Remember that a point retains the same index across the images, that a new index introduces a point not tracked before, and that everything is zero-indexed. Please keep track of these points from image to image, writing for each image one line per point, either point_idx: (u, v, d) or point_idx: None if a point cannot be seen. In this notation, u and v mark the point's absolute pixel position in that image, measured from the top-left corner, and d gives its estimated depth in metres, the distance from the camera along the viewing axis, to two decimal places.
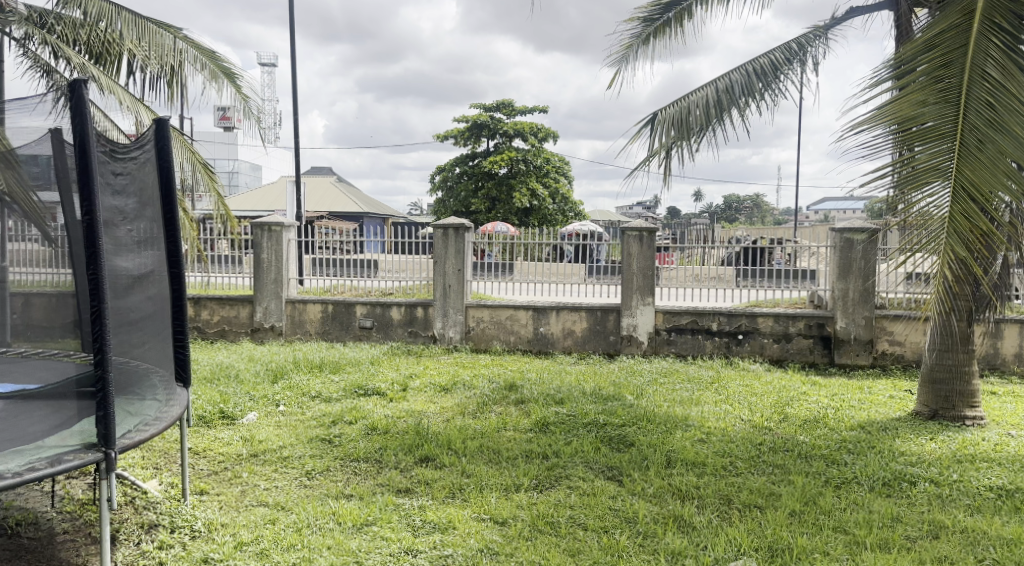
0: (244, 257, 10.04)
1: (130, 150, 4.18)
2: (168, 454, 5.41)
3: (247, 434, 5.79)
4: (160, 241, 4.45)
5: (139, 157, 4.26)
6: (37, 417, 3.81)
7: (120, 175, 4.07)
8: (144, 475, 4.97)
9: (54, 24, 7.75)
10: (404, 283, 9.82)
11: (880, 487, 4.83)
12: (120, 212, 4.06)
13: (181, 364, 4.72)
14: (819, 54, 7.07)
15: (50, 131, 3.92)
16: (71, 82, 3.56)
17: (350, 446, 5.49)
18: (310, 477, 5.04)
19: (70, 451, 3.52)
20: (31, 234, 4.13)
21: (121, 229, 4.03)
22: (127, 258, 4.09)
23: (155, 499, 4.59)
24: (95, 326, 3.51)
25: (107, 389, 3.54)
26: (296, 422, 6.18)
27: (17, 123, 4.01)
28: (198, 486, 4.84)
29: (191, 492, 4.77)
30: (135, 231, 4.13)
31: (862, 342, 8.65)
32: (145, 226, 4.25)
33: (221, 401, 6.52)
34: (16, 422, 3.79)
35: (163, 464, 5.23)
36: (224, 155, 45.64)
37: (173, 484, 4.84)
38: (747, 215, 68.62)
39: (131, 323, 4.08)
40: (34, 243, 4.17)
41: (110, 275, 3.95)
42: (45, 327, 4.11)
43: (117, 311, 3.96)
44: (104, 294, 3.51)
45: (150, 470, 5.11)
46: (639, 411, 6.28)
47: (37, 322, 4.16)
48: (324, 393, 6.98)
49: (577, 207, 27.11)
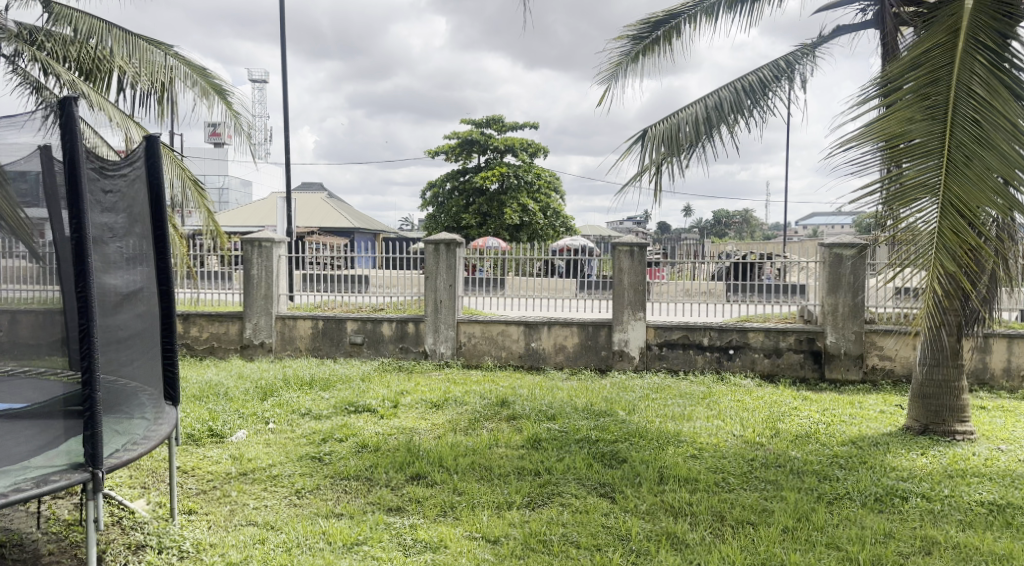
0: (234, 273, 10.01)
1: (120, 167, 4.17)
2: (156, 473, 5.35)
3: (236, 452, 5.73)
4: (149, 257, 4.42)
5: (128, 174, 4.24)
6: (23, 438, 3.73)
7: (110, 192, 4.05)
8: (131, 495, 4.91)
9: (44, 41, 7.76)
10: (396, 298, 9.84)
11: (873, 503, 4.83)
12: (109, 229, 4.03)
13: (170, 382, 4.67)
14: (807, 71, 7.15)
15: (39, 148, 3.92)
16: (60, 100, 3.55)
17: (340, 464, 5.45)
18: (300, 496, 4.99)
19: (56, 472, 3.48)
20: (18, 251, 4.10)
21: (109, 246, 4.01)
22: (116, 275, 4.07)
23: (142, 519, 4.53)
24: (83, 343, 3.48)
25: (95, 407, 3.51)
26: (286, 439, 6.13)
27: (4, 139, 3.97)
28: (186, 506, 4.78)
29: (179, 512, 4.72)
30: (124, 248, 4.11)
31: (852, 357, 8.68)
32: (135, 242, 4.22)
33: (210, 419, 6.47)
34: (1, 441, 3.71)
35: (151, 483, 5.17)
36: (215, 172, 45.60)
37: (161, 504, 4.79)
38: (737, 229, 68.96)
39: (119, 341, 4.06)
40: (21, 260, 4.13)
41: (99, 293, 3.93)
42: (31, 346, 4.04)
43: (104, 329, 3.93)
44: (92, 312, 3.49)
45: (137, 489, 5.05)
46: (631, 428, 6.26)
47: (23, 340, 4.06)
48: (314, 410, 6.93)
49: (568, 222, 27.18)
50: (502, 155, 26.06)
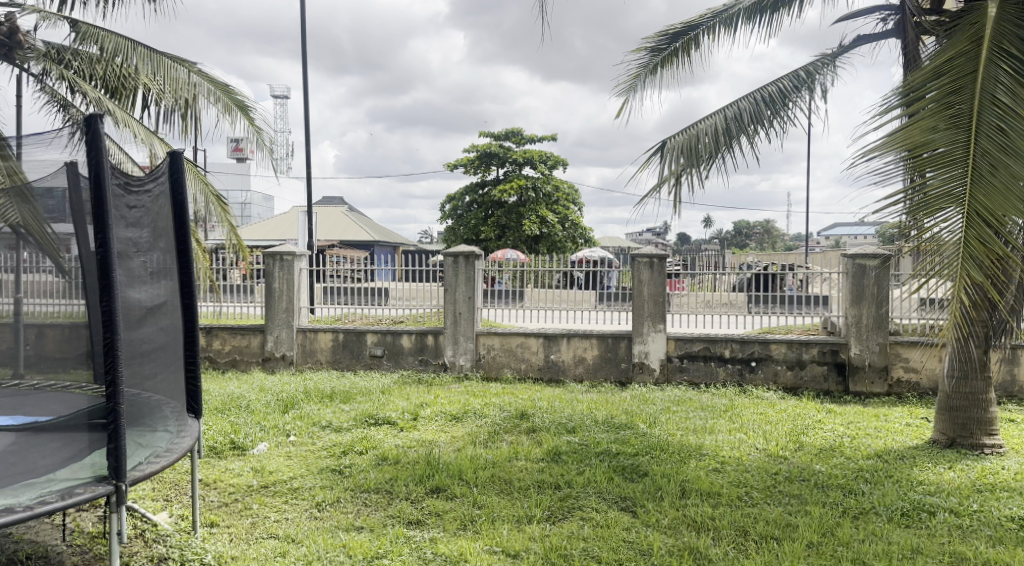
0: (256, 286, 10.10)
1: (145, 183, 4.23)
2: (179, 485, 5.39)
3: (258, 464, 5.76)
4: (173, 271, 4.48)
5: (153, 189, 4.31)
6: (48, 451, 3.80)
7: (135, 208, 4.12)
8: (154, 507, 4.96)
9: (71, 59, 7.88)
10: (416, 310, 9.86)
11: (899, 517, 4.75)
12: (134, 244, 4.09)
13: (192, 395, 4.71)
14: (827, 81, 7.11)
15: (67, 164, 3.98)
16: (87, 118, 3.61)
17: (361, 477, 5.44)
18: (320, 508, 5.00)
19: (82, 484, 3.51)
20: (44, 266, 4.13)
21: (134, 261, 4.07)
22: (141, 289, 4.12)
23: (165, 532, 4.56)
24: (107, 357, 3.53)
25: (118, 421, 3.54)
26: (307, 452, 6.15)
27: (32, 157, 4.08)
28: (208, 518, 4.81)
29: (201, 525, 4.74)
30: (148, 262, 4.18)
31: (877, 369, 8.57)
32: (158, 257, 4.28)
33: (232, 432, 6.51)
34: (27, 454, 3.78)
35: (173, 495, 5.21)
36: (238, 186, 46.19)
37: (183, 517, 4.82)
38: (758, 240, 68.50)
39: (142, 354, 4.10)
40: (47, 274, 4.17)
41: (123, 307, 3.97)
42: (56, 359, 4.17)
43: (129, 342, 3.97)
44: (117, 326, 3.54)
45: (160, 501, 5.10)
46: (652, 441, 6.22)
47: (49, 353, 4.19)
48: (335, 422, 6.95)
49: (587, 234, 27.15)
50: (521, 168, 26.14)
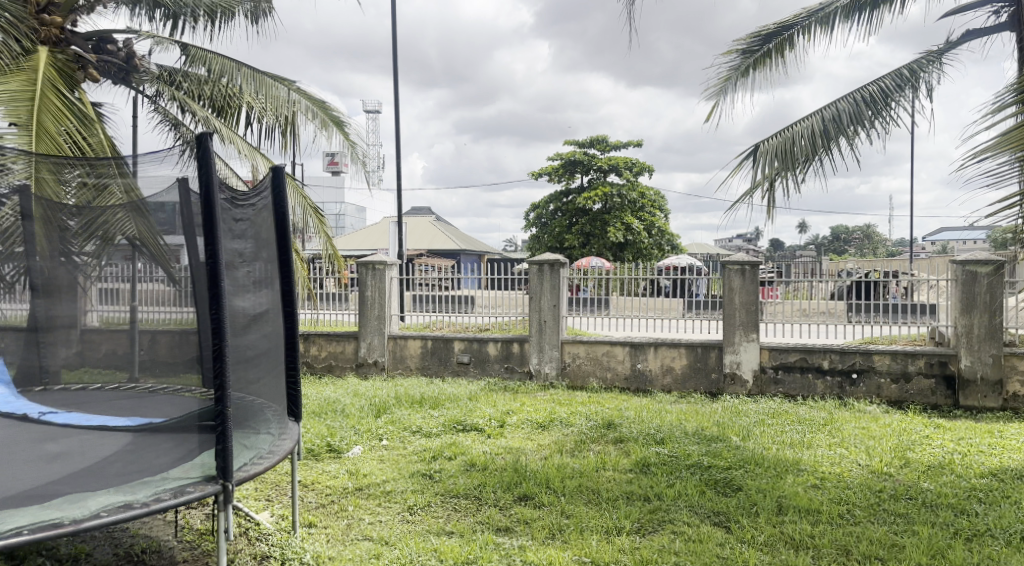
0: (350, 294, 10.42)
1: (250, 197, 4.45)
2: (279, 486, 5.62)
3: (353, 467, 5.93)
4: (274, 281, 4.67)
5: (257, 203, 4.52)
6: (162, 450, 4.02)
7: (241, 221, 4.32)
8: (257, 507, 5.19)
9: (182, 81, 8.41)
10: (501, 318, 9.96)
11: (1019, 542, 4.42)
12: (240, 254, 4.29)
13: (293, 399, 4.92)
14: (933, 79, 6.75)
15: (179, 181, 4.31)
16: (198, 135, 3.84)
17: (450, 482, 5.51)
18: (412, 512, 5.09)
19: (192, 483, 3.73)
20: (157, 275, 4.36)
21: (240, 270, 4.26)
22: (246, 297, 4.31)
23: (267, 531, 4.75)
24: (215, 363, 3.72)
25: (225, 422, 3.73)
26: (398, 456, 6.30)
27: (147, 173, 4.36)
28: (307, 519, 4.98)
29: (300, 525, 4.91)
30: (252, 272, 4.37)
31: (990, 383, 8.04)
32: (261, 267, 4.48)
33: (329, 435, 6.74)
34: (144, 453, 4.01)
35: (274, 496, 5.44)
36: (332, 198, 47.87)
37: (283, 517, 5.01)
38: (856, 245, 65.47)
39: (248, 360, 4.29)
40: (157, 283, 4.37)
41: (230, 315, 4.15)
42: (168, 364, 4.31)
43: (236, 348, 4.17)
44: (225, 332, 3.72)
45: (262, 501, 5.33)
46: (746, 454, 6.03)
47: (161, 359, 4.33)
48: (425, 428, 7.08)
49: (673, 241, 26.65)
50: (606, 175, 25.99)
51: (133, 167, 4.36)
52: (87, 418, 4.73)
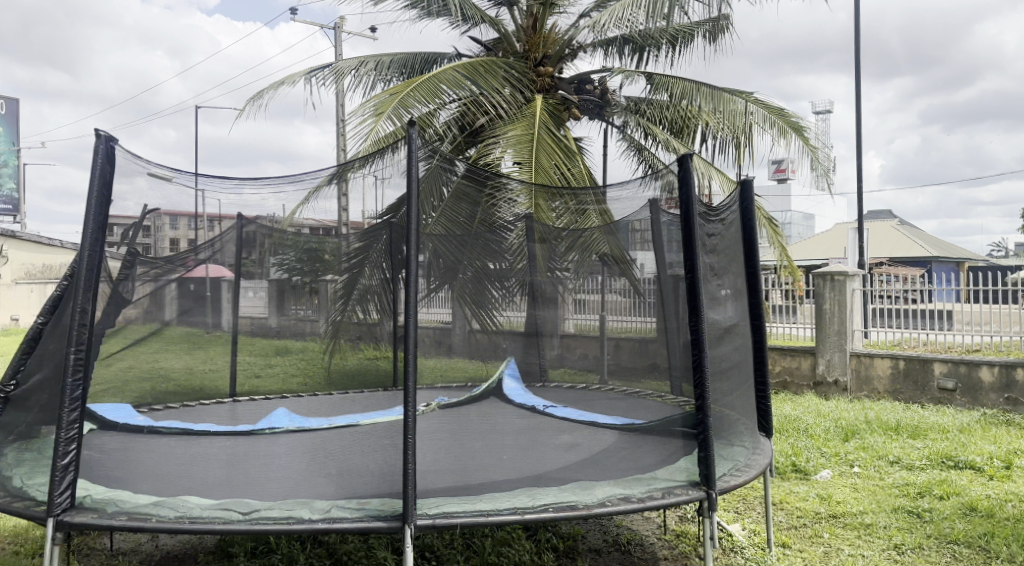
0: (805, 306, 8.32)
1: (722, 211, 3.99)
2: (747, 499, 4.84)
3: (825, 489, 4.85)
4: (742, 292, 4.13)
5: (728, 217, 4.07)
6: (647, 449, 3.56)
7: (715, 237, 3.83)
8: (727, 517, 4.49)
9: None
10: (995, 337, 7.19)
11: None
12: (713, 270, 3.76)
13: (762, 413, 4.44)
14: None
15: (650, 201, 3.69)
16: (680, 157, 3.44)
17: (947, 525, 4.16)
18: (903, 552, 3.93)
19: (679, 486, 3.22)
20: (616, 285, 3.91)
21: (715, 285, 3.74)
22: (720, 310, 3.77)
23: (738, 545, 4.07)
24: (695, 373, 3.29)
25: (707, 430, 3.24)
26: (875, 485, 4.96)
27: (621, 203, 3.81)
28: (780, 539, 4.15)
29: (773, 545, 4.10)
30: (724, 285, 3.83)
31: None
32: (731, 279, 3.95)
33: (793, 452, 5.63)
34: (631, 450, 3.60)
35: (744, 509, 4.70)
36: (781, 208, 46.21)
37: (756, 532, 4.25)
38: None
39: (724, 374, 3.69)
40: (615, 294, 3.93)
41: (708, 328, 3.59)
42: (634, 370, 3.88)
43: (715, 361, 3.57)
44: (705, 344, 3.28)
45: (731, 512, 4.61)
46: None
47: (625, 364, 3.91)
48: (906, 458, 5.47)
49: None
50: None
51: (604, 196, 3.85)
52: (578, 415, 4.15)
